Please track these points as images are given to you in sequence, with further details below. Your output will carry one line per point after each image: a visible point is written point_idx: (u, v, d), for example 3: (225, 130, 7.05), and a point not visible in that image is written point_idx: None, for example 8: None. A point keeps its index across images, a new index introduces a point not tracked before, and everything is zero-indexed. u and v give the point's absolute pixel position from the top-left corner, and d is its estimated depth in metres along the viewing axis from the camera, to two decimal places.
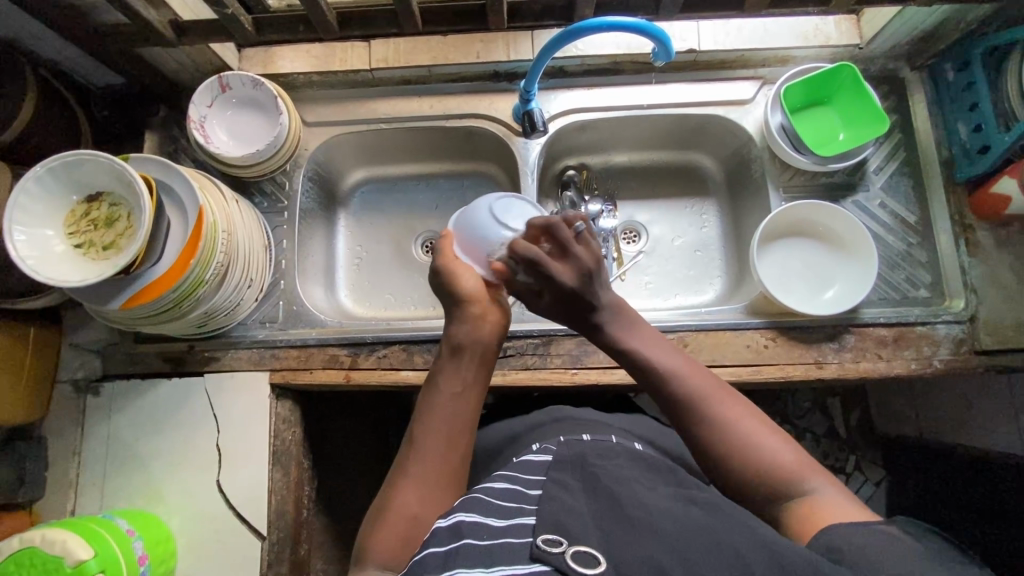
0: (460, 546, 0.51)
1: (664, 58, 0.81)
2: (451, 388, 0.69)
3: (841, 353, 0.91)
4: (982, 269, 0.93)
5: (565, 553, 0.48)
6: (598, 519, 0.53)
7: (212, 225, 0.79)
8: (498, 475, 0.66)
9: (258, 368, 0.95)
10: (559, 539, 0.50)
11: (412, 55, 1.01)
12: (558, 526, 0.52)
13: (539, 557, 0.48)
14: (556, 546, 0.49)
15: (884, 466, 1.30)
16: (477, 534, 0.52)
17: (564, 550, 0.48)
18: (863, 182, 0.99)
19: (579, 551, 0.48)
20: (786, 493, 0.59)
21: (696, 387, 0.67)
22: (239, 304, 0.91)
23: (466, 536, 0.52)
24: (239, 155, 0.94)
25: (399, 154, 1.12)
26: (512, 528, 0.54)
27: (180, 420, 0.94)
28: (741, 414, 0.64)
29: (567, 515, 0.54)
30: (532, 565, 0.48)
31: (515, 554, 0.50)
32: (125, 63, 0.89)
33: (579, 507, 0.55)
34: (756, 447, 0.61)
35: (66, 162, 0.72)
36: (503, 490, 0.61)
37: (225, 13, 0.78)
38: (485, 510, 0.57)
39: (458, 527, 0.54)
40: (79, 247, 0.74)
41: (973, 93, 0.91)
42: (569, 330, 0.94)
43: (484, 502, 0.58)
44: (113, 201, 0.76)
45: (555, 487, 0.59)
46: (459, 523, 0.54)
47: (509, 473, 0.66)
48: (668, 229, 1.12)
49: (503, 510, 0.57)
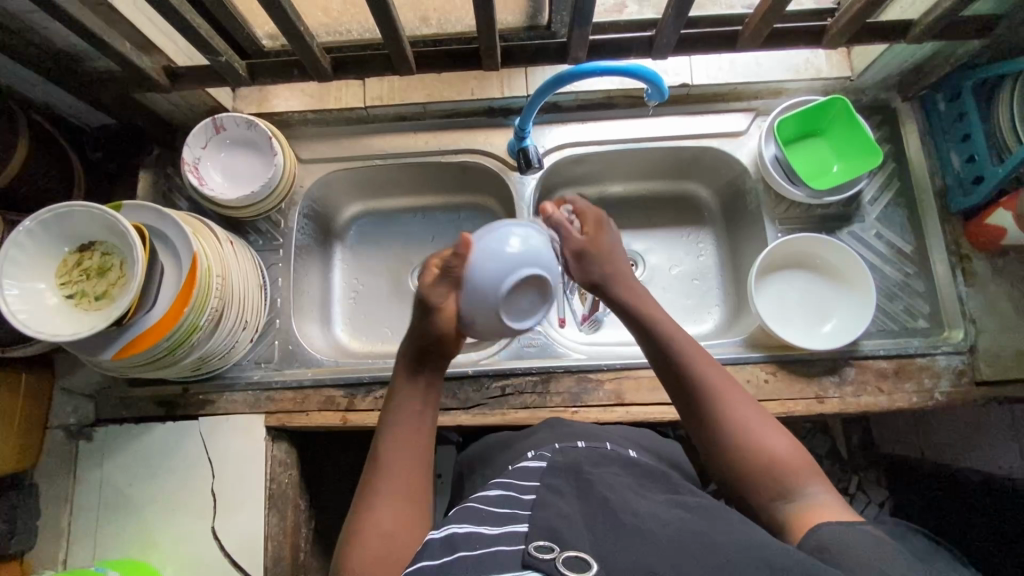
0: (456, 556, 0.50)
1: (658, 98, 0.81)
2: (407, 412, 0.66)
3: (841, 386, 0.91)
4: (980, 299, 0.93)
5: (557, 560, 0.47)
6: (591, 523, 0.53)
7: (206, 270, 0.79)
8: (493, 482, 0.65)
9: (253, 411, 0.94)
10: (551, 545, 0.49)
11: (407, 92, 1.01)
12: (553, 533, 0.51)
13: (530, 565, 0.47)
14: (548, 552, 0.48)
15: (887, 486, 1.30)
16: (470, 546, 0.51)
17: (556, 555, 0.47)
18: (858, 213, 0.99)
19: (571, 557, 0.47)
20: (779, 493, 0.58)
21: (701, 377, 0.66)
22: (234, 347, 0.90)
23: (459, 549, 0.51)
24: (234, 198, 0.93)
25: (395, 187, 1.12)
26: (504, 536, 0.52)
27: (174, 465, 0.92)
28: (750, 413, 0.63)
29: (561, 520, 0.53)
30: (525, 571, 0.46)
31: (506, 562, 0.48)
32: (117, 107, 0.89)
33: (572, 511, 0.55)
34: (752, 438, 0.61)
35: (57, 214, 0.72)
36: (497, 496, 0.60)
37: (219, 61, 0.78)
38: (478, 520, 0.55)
39: (451, 540, 0.53)
40: (70, 298, 0.73)
41: (965, 124, 0.92)
42: (568, 367, 0.93)
43: (478, 511, 0.57)
44: (105, 251, 0.75)
45: (549, 492, 0.58)
46: (451, 537, 0.53)
47: (505, 479, 0.65)
48: (664, 258, 1.12)
49: (498, 518, 0.56)
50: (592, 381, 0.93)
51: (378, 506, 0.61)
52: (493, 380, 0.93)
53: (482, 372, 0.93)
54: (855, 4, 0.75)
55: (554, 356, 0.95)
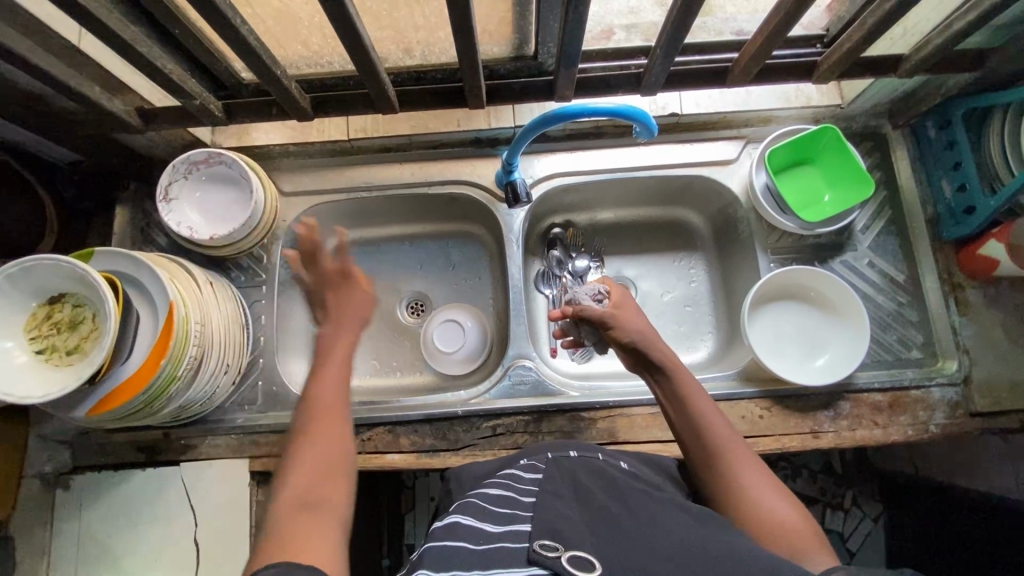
0: (458, 543, 0.54)
1: (647, 136, 0.80)
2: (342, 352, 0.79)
3: (836, 421, 0.90)
4: (973, 329, 0.93)
5: (562, 557, 0.48)
6: (592, 527, 0.54)
7: (184, 320, 0.76)
8: (490, 484, 0.68)
9: (237, 456, 0.91)
10: (555, 544, 0.50)
11: (392, 125, 0.99)
12: (555, 532, 0.53)
13: (536, 561, 0.49)
14: (552, 550, 0.49)
15: (881, 500, 1.29)
16: (474, 538, 0.55)
17: (560, 554, 0.49)
18: (850, 242, 0.98)
19: (575, 556, 0.49)
20: (785, 554, 0.57)
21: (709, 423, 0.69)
22: (214, 392, 0.87)
23: (462, 538, 0.55)
24: (210, 238, 0.90)
25: (382, 217, 1.09)
26: (507, 536, 0.55)
27: (156, 513, 0.89)
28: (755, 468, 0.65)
29: (563, 521, 0.55)
30: (531, 567, 0.48)
31: (512, 557, 0.50)
32: (90, 147, 0.86)
33: (573, 515, 0.57)
34: (758, 498, 0.62)
35: (23, 268, 0.69)
36: (498, 497, 0.63)
37: (193, 103, 0.76)
38: (483, 516, 0.59)
39: (453, 528, 0.57)
40: (41, 354, 0.70)
41: (955, 153, 0.91)
42: (560, 405, 0.91)
43: (482, 508, 0.60)
44: (77, 302, 0.72)
45: (548, 496, 0.60)
46: (454, 525, 0.57)
47: (504, 483, 0.68)
48: (656, 284, 1.11)
49: (500, 517, 0.58)
50: (585, 420, 0.91)
51: (314, 443, 0.69)
52: (483, 420, 0.91)
53: (472, 412, 0.91)
54: (844, 43, 0.75)
55: (546, 394, 0.93)
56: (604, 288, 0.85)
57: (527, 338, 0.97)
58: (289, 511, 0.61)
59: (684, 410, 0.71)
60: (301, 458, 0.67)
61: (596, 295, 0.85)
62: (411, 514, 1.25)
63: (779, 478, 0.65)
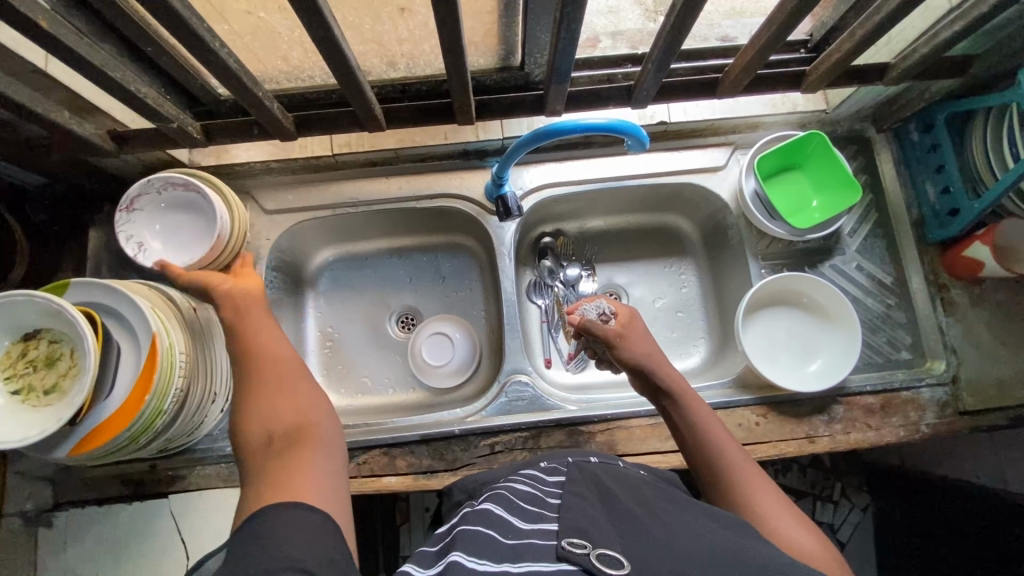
0: (484, 530, 0.55)
1: (639, 148, 0.79)
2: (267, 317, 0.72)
3: (831, 425, 0.91)
4: (959, 329, 0.94)
5: (590, 555, 0.49)
6: (618, 531, 0.54)
7: (168, 350, 0.73)
8: (517, 480, 0.68)
9: (227, 486, 0.89)
10: (583, 541, 0.51)
11: (376, 139, 0.97)
12: (582, 531, 0.53)
13: (564, 557, 0.50)
14: (581, 547, 0.50)
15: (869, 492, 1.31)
16: (503, 527, 0.55)
17: (589, 551, 0.50)
18: (838, 245, 0.99)
19: (605, 554, 0.49)
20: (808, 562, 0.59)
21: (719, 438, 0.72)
22: (202, 422, 0.84)
23: (491, 526, 0.55)
24: (149, 268, 0.86)
25: (368, 231, 1.07)
26: (535, 531, 0.55)
27: (145, 548, 0.86)
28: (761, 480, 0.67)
29: (588, 521, 0.55)
30: (560, 563, 0.49)
31: (541, 552, 0.51)
32: (60, 171, 0.82)
33: (600, 517, 0.56)
34: (777, 527, 0.62)
35: None
36: (526, 493, 0.63)
37: (170, 126, 0.73)
38: (512, 507, 0.59)
39: (488, 515, 0.58)
40: (18, 394, 0.67)
41: (938, 155, 0.93)
42: (557, 420, 0.91)
43: (509, 500, 0.60)
44: (53, 338, 0.69)
45: (573, 495, 0.60)
46: (487, 512, 0.58)
47: (528, 481, 0.67)
48: (648, 290, 1.10)
49: (529, 513, 0.58)
50: (583, 434, 0.90)
51: (267, 399, 0.63)
52: (481, 438, 0.90)
53: (469, 431, 0.90)
54: (833, 54, 0.75)
55: (543, 409, 0.92)
56: (611, 308, 0.79)
57: (523, 352, 0.96)
58: (272, 454, 0.59)
59: (700, 439, 0.72)
60: (263, 412, 0.62)
61: (602, 315, 0.79)
62: (406, 527, 1.22)
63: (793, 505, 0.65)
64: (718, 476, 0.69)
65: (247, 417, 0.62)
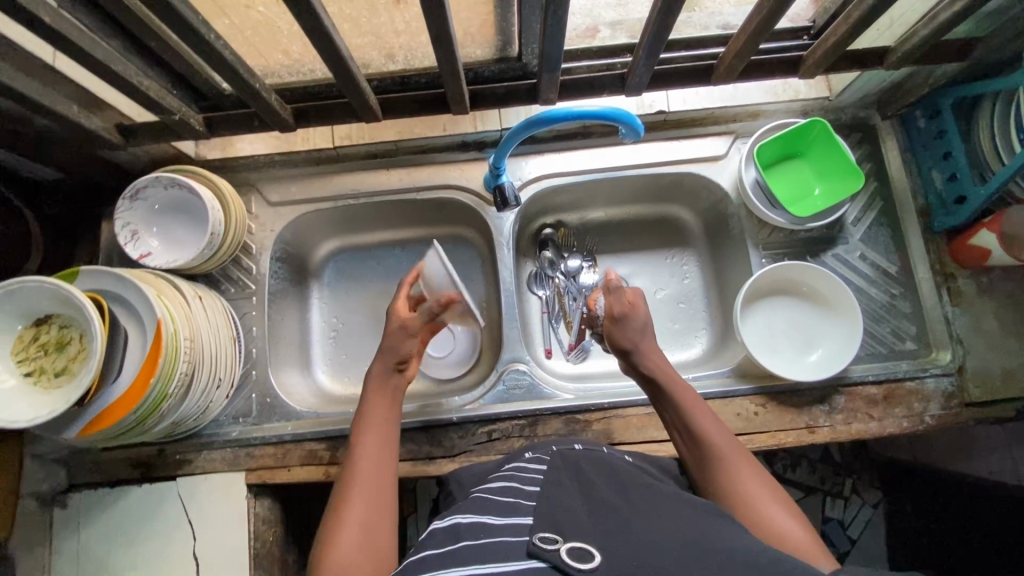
0: (459, 545, 0.52)
1: (633, 136, 0.79)
2: (382, 434, 0.74)
3: (832, 415, 0.90)
4: (966, 318, 0.92)
5: (561, 550, 0.48)
6: (595, 521, 0.54)
7: (172, 335, 0.75)
8: (495, 480, 0.68)
9: (232, 470, 0.91)
10: (556, 537, 0.50)
11: (377, 131, 0.99)
12: (556, 524, 0.52)
13: (535, 554, 0.48)
14: (552, 543, 0.49)
15: None
16: (475, 535, 0.53)
17: (559, 546, 0.49)
18: (842, 235, 0.98)
19: (575, 548, 0.48)
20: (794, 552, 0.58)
21: (708, 424, 0.72)
22: (207, 407, 0.87)
23: (463, 537, 0.53)
24: (136, 259, 0.88)
25: (370, 224, 1.09)
26: (508, 528, 0.54)
27: (155, 527, 0.89)
28: (749, 467, 0.67)
29: (566, 515, 0.55)
30: (530, 560, 0.48)
31: (511, 549, 0.50)
32: (73, 164, 0.86)
33: (577, 508, 0.56)
34: (764, 514, 0.62)
35: (7, 291, 0.68)
36: (501, 490, 0.63)
37: (173, 118, 0.76)
38: (483, 510, 0.58)
39: (455, 529, 0.56)
40: (30, 376, 0.70)
41: (945, 142, 0.91)
42: (555, 408, 0.91)
43: (485, 503, 0.60)
44: (64, 323, 0.72)
45: (552, 486, 0.61)
46: (455, 526, 0.56)
47: (509, 476, 0.68)
48: (649, 282, 1.10)
49: (502, 508, 0.58)
50: (580, 423, 0.91)
51: (361, 486, 0.68)
52: (479, 426, 0.91)
53: (467, 418, 0.91)
54: (829, 37, 0.74)
55: (541, 397, 0.93)
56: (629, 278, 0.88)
57: (521, 341, 0.96)
58: (348, 535, 0.63)
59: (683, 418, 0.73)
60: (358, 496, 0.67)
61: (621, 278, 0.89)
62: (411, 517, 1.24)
63: (778, 485, 0.66)
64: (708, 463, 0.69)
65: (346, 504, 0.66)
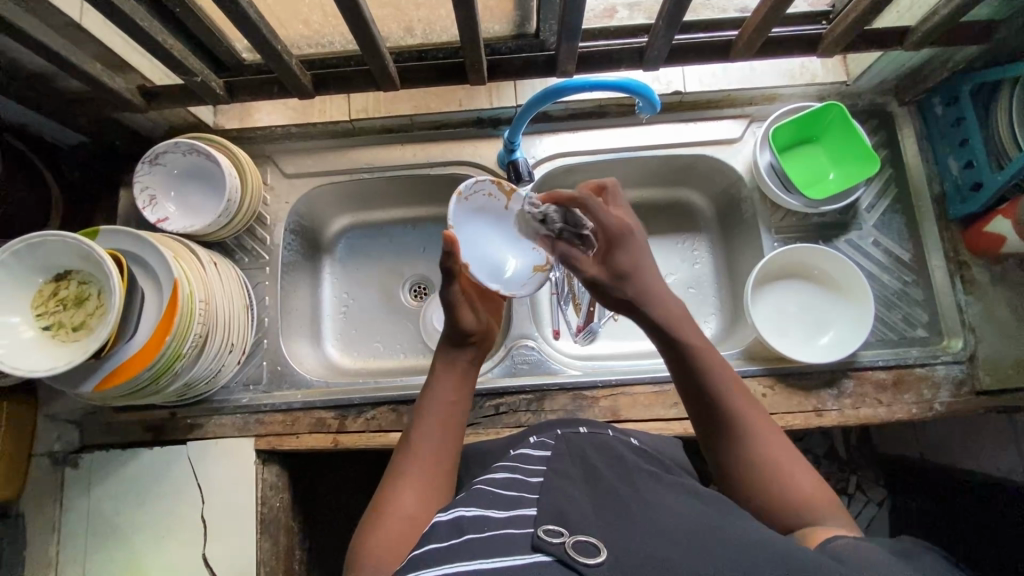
0: (463, 539, 0.51)
1: (650, 110, 0.79)
2: (443, 418, 0.69)
3: (840, 399, 0.90)
4: (978, 307, 0.92)
5: (566, 543, 0.47)
6: (600, 513, 0.53)
7: (188, 296, 0.76)
8: (499, 467, 0.67)
9: (241, 435, 0.92)
10: (560, 530, 0.49)
11: (394, 103, 1.00)
12: (561, 517, 0.52)
13: (540, 547, 0.47)
14: (557, 536, 0.48)
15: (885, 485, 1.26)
16: (477, 529, 0.52)
17: (565, 540, 0.48)
18: (855, 221, 0.97)
19: (580, 540, 0.48)
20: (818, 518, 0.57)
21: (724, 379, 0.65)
22: (220, 370, 0.88)
23: (467, 532, 0.52)
24: (154, 222, 0.90)
25: (383, 200, 1.09)
26: (513, 520, 0.53)
27: (164, 488, 0.90)
28: (766, 425, 0.64)
29: (571, 508, 0.54)
30: (534, 553, 0.47)
31: (515, 543, 0.49)
32: (94, 126, 0.87)
33: (580, 499, 0.56)
34: (785, 482, 0.60)
35: (30, 244, 0.69)
36: (504, 479, 0.62)
37: (195, 80, 0.77)
38: (485, 504, 0.57)
39: (458, 523, 0.54)
40: (48, 329, 0.71)
41: (963, 129, 0.90)
42: (562, 384, 0.92)
43: (487, 495, 0.59)
44: (83, 279, 0.73)
45: (557, 477, 0.61)
46: (458, 520, 0.54)
47: (511, 464, 0.67)
48: (659, 265, 1.10)
49: (505, 502, 0.57)
50: (587, 399, 0.91)
51: (414, 478, 0.64)
52: (486, 399, 0.92)
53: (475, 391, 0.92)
54: (849, 14, 0.74)
55: (549, 373, 0.94)
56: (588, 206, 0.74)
57: (530, 318, 0.97)
58: (395, 519, 0.61)
59: (699, 375, 0.66)
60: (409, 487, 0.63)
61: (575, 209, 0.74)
62: None
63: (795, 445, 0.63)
64: (722, 423, 0.64)
65: (395, 492, 0.63)
